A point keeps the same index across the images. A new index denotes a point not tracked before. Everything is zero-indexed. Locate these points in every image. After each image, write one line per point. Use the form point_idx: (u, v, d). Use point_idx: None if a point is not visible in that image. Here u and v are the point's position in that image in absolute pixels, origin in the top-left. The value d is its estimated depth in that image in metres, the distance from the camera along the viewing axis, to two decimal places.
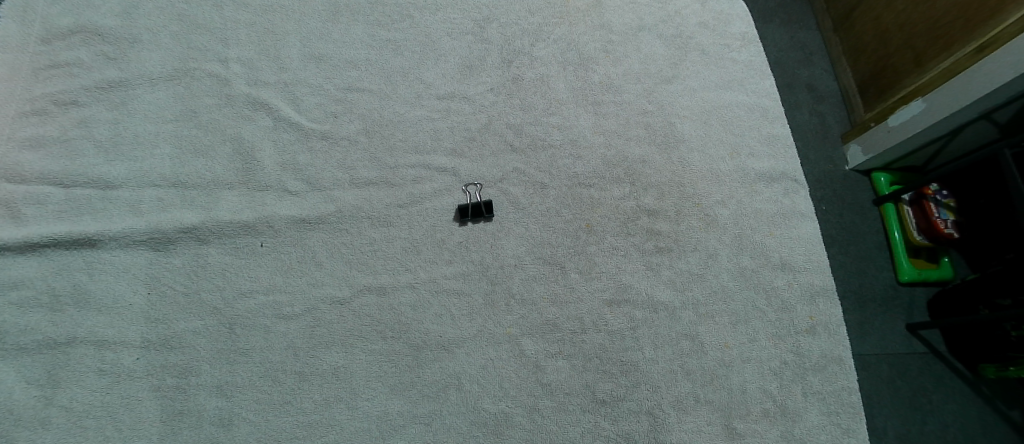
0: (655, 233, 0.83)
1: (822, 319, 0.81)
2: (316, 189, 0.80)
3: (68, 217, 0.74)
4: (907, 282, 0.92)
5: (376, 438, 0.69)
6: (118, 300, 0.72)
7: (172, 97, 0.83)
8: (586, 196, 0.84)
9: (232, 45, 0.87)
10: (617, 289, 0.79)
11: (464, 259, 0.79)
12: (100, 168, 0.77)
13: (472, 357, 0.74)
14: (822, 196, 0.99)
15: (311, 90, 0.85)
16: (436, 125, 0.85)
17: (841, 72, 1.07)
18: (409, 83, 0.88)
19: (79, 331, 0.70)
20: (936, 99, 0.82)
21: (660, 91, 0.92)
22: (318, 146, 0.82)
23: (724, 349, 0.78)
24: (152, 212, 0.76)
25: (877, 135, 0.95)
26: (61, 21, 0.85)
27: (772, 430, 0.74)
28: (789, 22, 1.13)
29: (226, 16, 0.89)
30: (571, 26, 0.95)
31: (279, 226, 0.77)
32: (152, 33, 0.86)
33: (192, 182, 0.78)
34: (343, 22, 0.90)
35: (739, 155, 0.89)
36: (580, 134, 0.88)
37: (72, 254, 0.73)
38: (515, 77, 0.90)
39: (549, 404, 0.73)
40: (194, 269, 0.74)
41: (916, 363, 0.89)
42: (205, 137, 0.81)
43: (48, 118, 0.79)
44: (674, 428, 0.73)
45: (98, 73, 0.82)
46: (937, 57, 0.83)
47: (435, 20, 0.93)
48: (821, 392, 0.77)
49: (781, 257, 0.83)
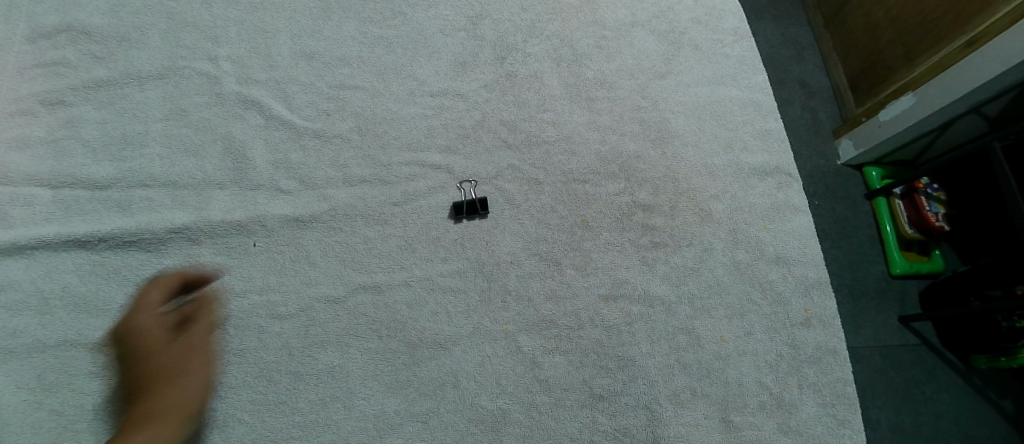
0: (651, 228, 0.83)
1: (818, 311, 0.81)
2: (310, 187, 0.79)
3: (56, 218, 0.73)
4: (899, 274, 0.92)
5: (373, 437, 0.69)
6: (109, 302, 0.71)
7: (161, 96, 0.82)
8: (582, 192, 0.84)
9: (222, 43, 0.86)
10: (613, 285, 0.79)
11: (460, 256, 0.78)
12: (89, 169, 0.76)
13: (470, 354, 0.74)
14: (814, 191, 1.00)
15: (303, 88, 0.85)
16: (430, 123, 0.85)
17: (831, 67, 1.08)
18: (401, 80, 0.87)
19: (70, 334, 0.68)
20: (927, 93, 0.83)
21: (653, 86, 0.92)
22: (311, 144, 0.81)
23: (719, 343, 0.78)
24: (142, 213, 0.75)
25: (868, 129, 0.96)
26: (47, 20, 0.83)
27: (769, 422, 0.75)
28: (781, 18, 1.14)
29: (216, 13, 0.87)
30: (564, 22, 0.94)
31: (273, 226, 0.76)
32: (141, 32, 0.85)
33: (183, 181, 0.77)
34: (334, 20, 0.90)
35: (733, 150, 0.90)
36: (575, 131, 0.87)
37: (61, 256, 0.72)
38: (508, 73, 0.90)
39: (547, 400, 0.73)
40: (186, 269, 0.73)
41: (910, 354, 0.90)
42: (195, 136, 0.80)
43: (35, 118, 0.78)
44: (671, 422, 0.73)
45: (86, 72, 0.81)
46: (926, 51, 0.84)
47: (427, 16, 0.92)
48: (817, 383, 0.77)
49: (775, 250, 0.84)
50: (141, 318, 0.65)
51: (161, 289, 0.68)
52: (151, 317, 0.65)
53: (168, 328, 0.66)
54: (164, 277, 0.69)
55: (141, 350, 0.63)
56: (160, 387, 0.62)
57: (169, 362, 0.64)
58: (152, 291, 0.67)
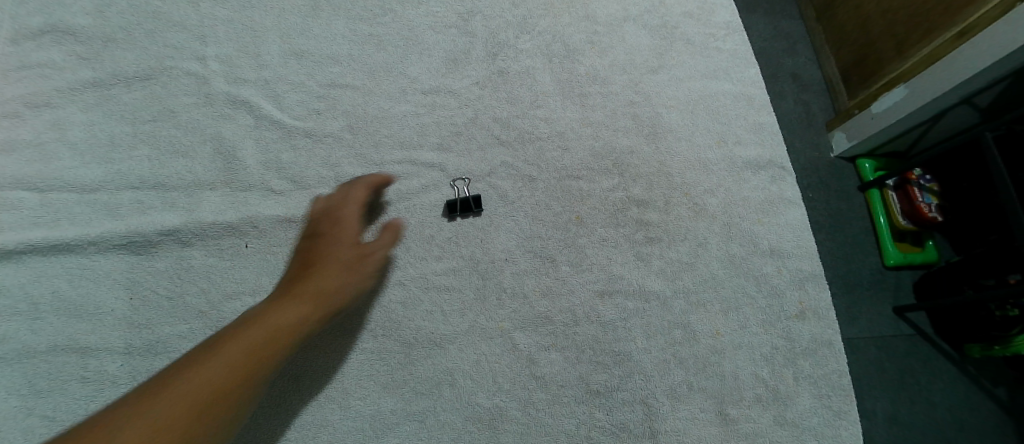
0: (645, 223, 0.83)
1: (812, 304, 0.81)
2: (302, 188, 0.79)
3: (45, 222, 0.72)
4: (893, 266, 0.93)
5: (369, 437, 0.68)
6: (100, 306, 0.70)
7: (149, 97, 0.81)
8: (575, 188, 0.84)
9: (210, 43, 0.85)
10: (608, 281, 0.79)
11: (454, 255, 0.78)
12: (77, 172, 0.75)
13: (466, 352, 0.73)
14: (808, 184, 1.01)
15: (293, 87, 0.84)
16: (422, 121, 0.84)
17: (824, 60, 1.08)
18: (393, 78, 0.86)
19: (60, 339, 0.68)
20: (920, 84, 0.83)
21: (646, 81, 0.91)
22: (302, 144, 0.81)
23: (715, 337, 0.78)
24: (131, 216, 0.74)
25: (862, 121, 0.96)
26: (31, 21, 0.82)
27: (765, 415, 0.75)
28: (773, 11, 1.14)
29: (204, 13, 0.86)
30: (556, 18, 0.94)
31: (265, 227, 0.76)
32: (127, 32, 0.83)
33: (172, 183, 0.76)
34: (324, 18, 0.89)
35: (727, 144, 0.90)
36: (568, 127, 0.87)
37: (49, 260, 0.71)
38: (501, 70, 0.89)
39: (544, 397, 0.73)
40: (178, 272, 0.73)
41: (904, 344, 0.90)
42: (184, 137, 0.79)
43: (20, 121, 0.77)
44: (668, 416, 0.73)
45: (72, 74, 0.80)
46: (918, 43, 0.84)
47: (418, 13, 0.91)
48: (813, 375, 0.78)
49: (770, 244, 0.84)
50: (345, 207, 0.70)
51: (365, 190, 0.72)
52: (353, 210, 0.70)
53: (359, 226, 0.70)
54: (370, 179, 0.74)
55: (333, 234, 0.67)
56: (331, 269, 0.64)
57: (344, 255, 0.66)
58: (359, 186, 0.73)
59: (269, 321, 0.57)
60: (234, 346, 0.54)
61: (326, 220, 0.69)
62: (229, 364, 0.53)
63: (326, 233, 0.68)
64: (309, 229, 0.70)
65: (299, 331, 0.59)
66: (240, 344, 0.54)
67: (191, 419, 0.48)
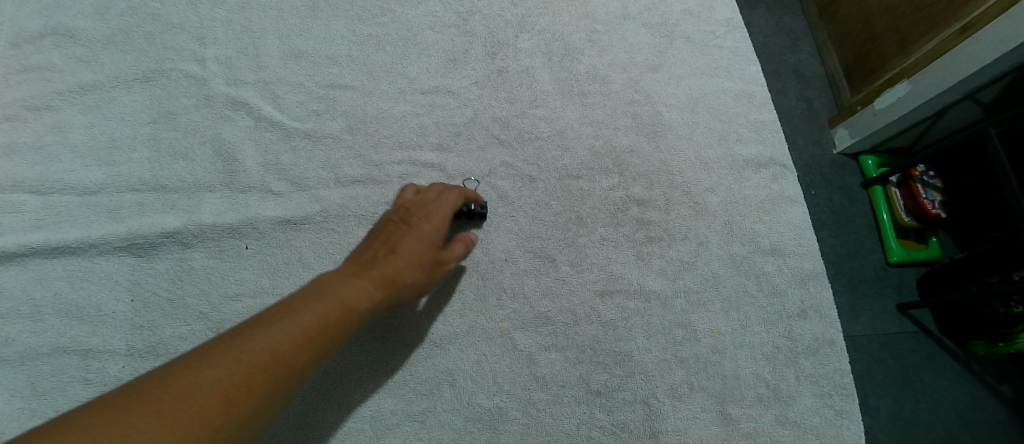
0: (646, 223, 0.83)
1: (814, 303, 0.81)
2: (301, 189, 0.79)
3: (46, 224, 0.72)
4: (896, 263, 0.92)
5: (370, 437, 0.68)
6: (102, 308, 0.70)
7: (149, 99, 0.81)
8: (576, 188, 0.84)
9: (209, 44, 0.85)
10: (609, 280, 0.79)
11: None
12: (77, 174, 0.75)
13: (466, 353, 0.73)
14: (810, 181, 1.00)
15: (292, 88, 0.84)
16: (422, 121, 0.84)
17: (826, 56, 1.07)
18: (391, 78, 0.86)
19: (62, 341, 0.68)
20: (921, 80, 0.82)
21: (646, 80, 0.91)
22: (302, 145, 0.81)
23: (716, 336, 0.78)
24: (131, 218, 0.74)
25: (863, 118, 0.95)
26: (31, 24, 0.82)
27: (767, 415, 0.75)
28: (774, 8, 1.13)
29: (202, 14, 0.86)
30: (555, 17, 0.94)
31: (265, 228, 0.76)
32: (126, 34, 0.84)
33: (173, 186, 0.77)
34: (323, 18, 0.89)
35: (728, 142, 0.89)
36: (568, 126, 0.87)
37: (51, 263, 0.71)
38: (499, 69, 0.89)
39: (544, 398, 0.72)
40: (178, 274, 0.73)
41: (907, 342, 0.90)
42: (184, 139, 0.79)
43: (20, 124, 0.77)
44: (669, 416, 0.73)
45: (71, 76, 0.80)
46: (920, 38, 0.84)
47: (417, 13, 0.91)
48: (814, 374, 0.77)
49: (771, 242, 0.84)
50: (438, 207, 0.71)
51: (455, 195, 0.74)
52: (445, 212, 0.71)
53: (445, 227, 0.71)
54: (464, 189, 0.76)
55: (418, 229, 0.68)
56: (406, 265, 0.64)
57: (426, 256, 0.66)
58: (455, 192, 0.74)
59: (345, 300, 0.56)
60: (313, 318, 0.52)
61: (416, 213, 0.70)
62: (307, 338, 0.50)
63: (416, 225, 0.69)
64: (398, 215, 0.70)
65: (365, 316, 0.58)
66: (319, 318, 0.52)
67: (266, 387, 0.45)
